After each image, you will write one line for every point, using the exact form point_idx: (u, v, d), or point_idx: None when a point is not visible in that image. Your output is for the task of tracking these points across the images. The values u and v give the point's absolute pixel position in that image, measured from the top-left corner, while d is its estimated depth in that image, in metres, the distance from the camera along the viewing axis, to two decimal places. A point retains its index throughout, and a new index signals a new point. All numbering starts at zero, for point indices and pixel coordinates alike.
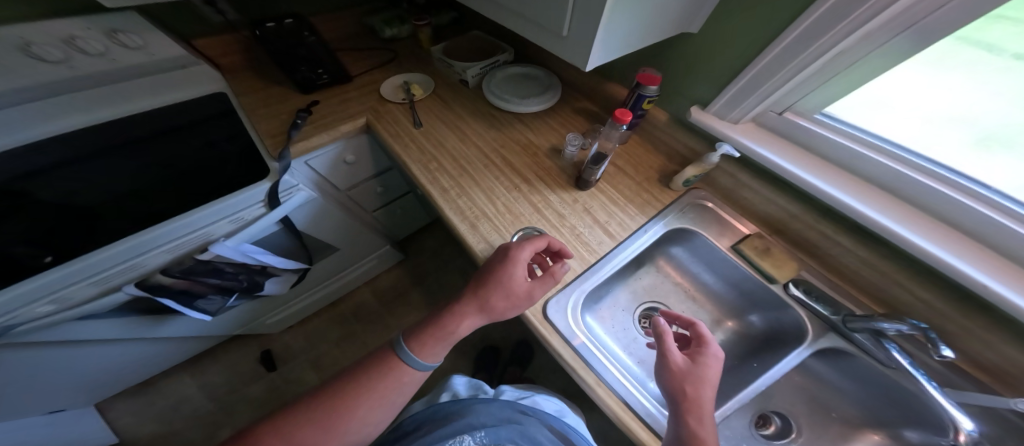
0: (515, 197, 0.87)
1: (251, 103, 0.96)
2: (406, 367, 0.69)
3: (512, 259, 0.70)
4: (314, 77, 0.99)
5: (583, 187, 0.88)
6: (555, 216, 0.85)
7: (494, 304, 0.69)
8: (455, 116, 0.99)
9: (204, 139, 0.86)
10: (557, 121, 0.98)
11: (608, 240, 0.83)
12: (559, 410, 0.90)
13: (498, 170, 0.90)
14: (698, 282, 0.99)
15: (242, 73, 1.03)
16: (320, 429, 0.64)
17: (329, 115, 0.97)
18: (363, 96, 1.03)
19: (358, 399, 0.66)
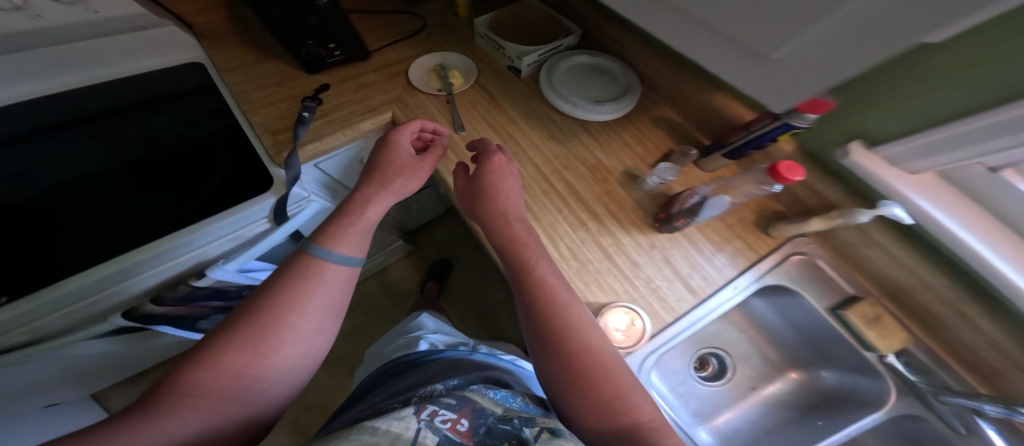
0: (582, 237, 0.72)
1: (245, 89, 0.76)
2: (315, 264, 0.56)
3: (391, 141, 0.65)
4: (323, 54, 0.77)
5: (663, 227, 0.71)
6: (627, 265, 0.71)
7: (394, 180, 0.63)
8: (502, 117, 0.79)
9: (196, 138, 0.68)
10: (632, 134, 0.76)
11: (689, 298, 0.69)
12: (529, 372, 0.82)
13: (557, 197, 0.74)
14: (768, 330, 0.82)
15: (234, 46, 0.82)
16: (234, 378, 0.49)
17: (345, 107, 0.77)
18: (386, 81, 0.81)
19: (268, 329, 0.51)
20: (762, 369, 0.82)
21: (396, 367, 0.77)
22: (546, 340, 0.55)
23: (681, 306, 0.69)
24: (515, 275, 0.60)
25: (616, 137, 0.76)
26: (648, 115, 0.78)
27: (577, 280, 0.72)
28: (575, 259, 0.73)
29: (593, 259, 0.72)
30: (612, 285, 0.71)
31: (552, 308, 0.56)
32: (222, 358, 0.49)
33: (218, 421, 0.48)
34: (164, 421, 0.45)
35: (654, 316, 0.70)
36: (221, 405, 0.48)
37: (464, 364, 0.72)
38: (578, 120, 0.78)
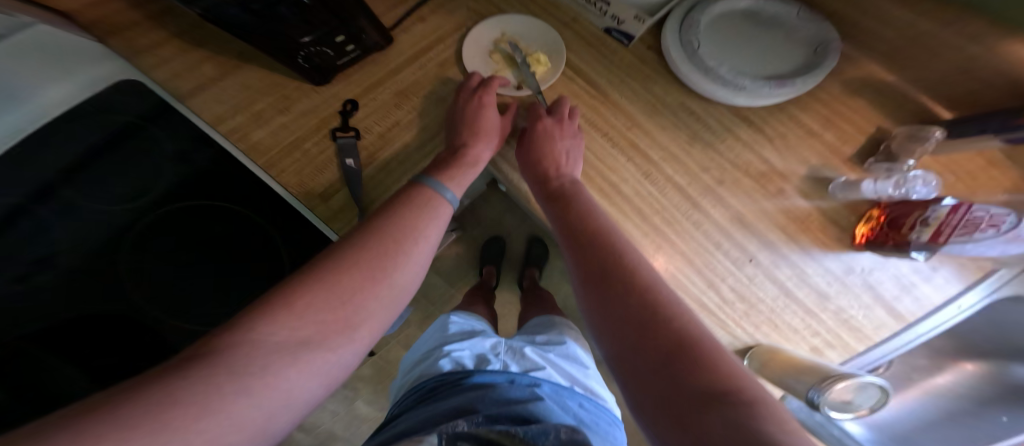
0: (751, 272, 0.53)
1: (241, 131, 0.55)
2: (434, 196, 0.46)
3: (477, 106, 0.51)
4: (331, 55, 0.51)
5: (865, 248, 0.53)
6: (813, 297, 0.53)
7: (478, 134, 0.51)
8: (616, 117, 0.54)
9: (250, 196, 0.57)
10: (819, 118, 0.55)
11: (892, 324, 0.53)
12: (575, 381, 0.62)
13: (710, 225, 0.54)
14: (974, 342, 0.59)
15: (179, 53, 0.57)
16: (345, 331, 0.35)
17: (397, 134, 0.54)
18: (431, 79, 0.56)
19: (386, 259, 0.39)
20: (931, 361, 0.63)
21: (434, 384, 0.59)
22: (617, 311, 0.38)
23: (879, 335, 0.53)
24: (576, 226, 0.46)
25: (780, 121, 0.55)
26: (845, 81, 0.56)
27: (745, 325, 0.53)
28: (742, 300, 0.53)
29: (765, 295, 0.53)
30: (792, 325, 0.53)
31: (628, 275, 0.40)
32: (337, 286, 0.35)
33: (311, 345, 0.32)
34: (283, 371, 0.30)
35: (844, 349, 0.53)
36: (332, 377, 0.34)
37: (501, 389, 0.54)
38: (729, 106, 0.55)
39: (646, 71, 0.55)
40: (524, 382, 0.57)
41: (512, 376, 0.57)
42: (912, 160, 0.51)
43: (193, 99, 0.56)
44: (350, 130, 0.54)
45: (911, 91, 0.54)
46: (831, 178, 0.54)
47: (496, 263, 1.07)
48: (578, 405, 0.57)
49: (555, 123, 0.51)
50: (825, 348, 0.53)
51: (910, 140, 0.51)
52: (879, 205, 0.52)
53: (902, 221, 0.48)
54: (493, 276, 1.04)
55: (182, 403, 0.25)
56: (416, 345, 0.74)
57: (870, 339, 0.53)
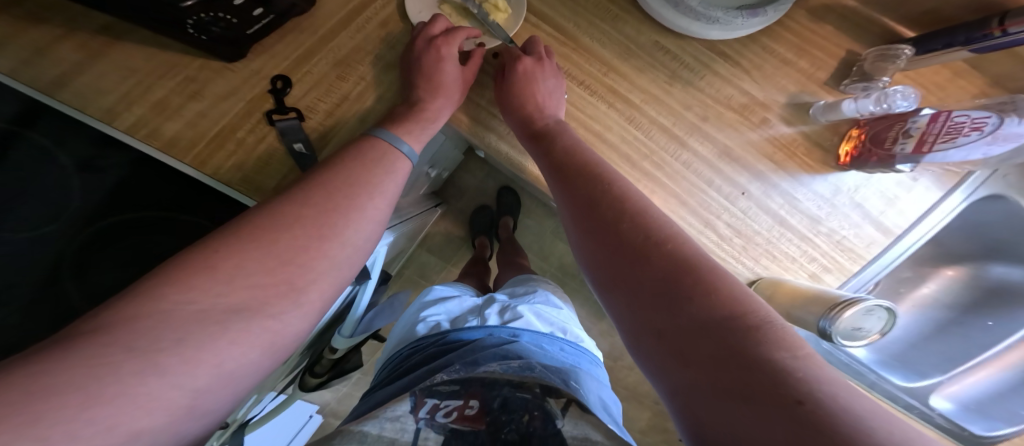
0: (744, 206, 0.52)
1: (150, 126, 0.47)
2: (387, 157, 0.43)
3: (437, 59, 0.46)
4: (235, 22, 0.42)
5: (849, 166, 0.53)
6: (806, 222, 0.53)
7: (439, 88, 0.46)
8: (590, 64, 0.51)
9: (192, 194, 0.49)
10: (791, 46, 0.54)
11: (882, 240, 0.53)
12: (556, 326, 0.59)
13: (699, 163, 0.52)
14: (952, 246, 0.63)
15: (49, 38, 0.47)
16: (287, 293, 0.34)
17: (348, 109, 0.48)
18: (376, 43, 0.50)
19: (328, 218, 0.38)
20: (917, 272, 0.65)
21: (409, 351, 0.58)
22: (600, 237, 0.35)
23: (872, 253, 0.53)
24: (552, 159, 0.43)
25: (752, 50, 0.53)
26: (810, 7, 0.55)
27: (745, 259, 0.52)
28: (739, 235, 0.52)
29: (760, 226, 0.52)
30: (789, 254, 0.52)
31: (612, 197, 0.37)
32: (277, 248, 0.35)
33: (248, 312, 0.32)
34: (209, 342, 0.29)
35: (841, 272, 0.53)
36: (274, 343, 0.34)
37: (474, 344, 0.52)
38: (702, 40, 0.53)
39: (613, 10, 0.51)
40: (502, 334, 0.54)
41: (490, 329, 0.55)
42: (886, 77, 0.51)
43: (87, 95, 0.47)
44: (290, 111, 0.47)
45: (869, 12, 0.55)
46: (810, 102, 0.54)
47: (488, 232, 0.98)
48: (560, 349, 0.55)
49: (528, 63, 0.47)
50: (822, 273, 0.53)
51: (881, 59, 0.52)
52: (858, 124, 0.52)
53: (884, 136, 0.49)
54: (487, 248, 0.95)
55: (79, 386, 0.24)
56: (403, 316, 0.69)
57: (864, 258, 0.53)
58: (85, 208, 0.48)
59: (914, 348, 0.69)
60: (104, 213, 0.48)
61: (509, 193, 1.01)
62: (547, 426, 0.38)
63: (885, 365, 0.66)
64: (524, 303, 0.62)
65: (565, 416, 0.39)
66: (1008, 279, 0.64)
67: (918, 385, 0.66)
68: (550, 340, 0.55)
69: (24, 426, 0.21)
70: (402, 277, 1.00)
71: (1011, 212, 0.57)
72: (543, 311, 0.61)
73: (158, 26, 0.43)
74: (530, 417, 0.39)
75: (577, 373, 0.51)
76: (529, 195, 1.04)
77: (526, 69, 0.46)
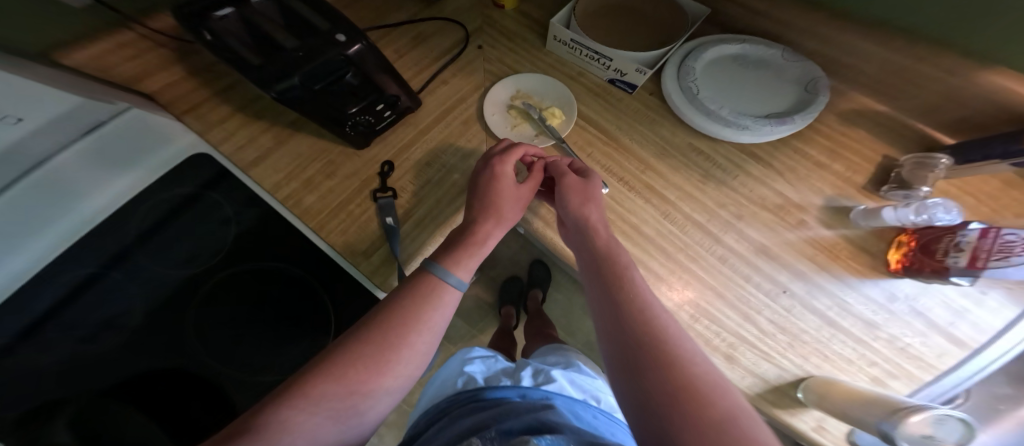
0: (787, 304, 0.52)
1: (295, 197, 0.55)
2: (434, 284, 0.41)
3: (493, 177, 0.48)
4: (371, 121, 0.50)
5: (903, 273, 0.53)
6: (859, 324, 0.52)
7: (495, 205, 0.46)
8: (629, 161, 0.55)
9: (302, 264, 0.55)
10: (825, 149, 0.57)
11: (956, 351, 0.50)
12: (590, 394, 0.59)
13: (735, 258, 0.53)
14: None
15: (235, 123, 0.59)
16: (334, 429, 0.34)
17: (430, 192, 0.54)
18: (466, 133, 0.56)
19: (382, 349, 0.37)
20: None
21: (446, 404, 0.59)
22: (625, 384, 0.32)
23: (945, 364, 0.49)
24: (597, 287, 0.40)
25: (785, 153, 0.56)
26: (841, 114, 0.59)
27: (792, 357, 0.50)
28: (783, 332, 0.51)
29: (806, 325, 0.51)
30: (844, 356, 0.50)
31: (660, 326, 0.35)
32: (331, 381, 0.34)
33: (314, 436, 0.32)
34: None
35: (910, 379, 0.49)
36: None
37: (511, 404, 0.51)
38: (734, 143, 0.57)
39: (649, 114, 0.57)
40: (536, 396, 0.53)
41: (523, 390, 0.54)
42: (927, 187, 0.52)
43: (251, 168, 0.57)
44: (388, 189, 0.54)
45: (904, 118, 0.57)
46: (850, 206, 0.55)
47: (515, 303, 1.01)
48: (594, 416, 0.54)
49: (579, 184, 0.48)
50: (887, 378, 0.49)
51: (919, 168, 0.54)
52: (907, 230, 0.53)
53: (935, 247, 0.49)
54: (513, 319, 0.97)
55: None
56: (440, 370, 0.70)
57: (936, 368, 0.49)
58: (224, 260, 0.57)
59: None
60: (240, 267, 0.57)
61: (540, 267, 1.05)
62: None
63: None
64: (560, 369, 0.63)
65: None
66: None
67: None
68: (584, 407, 0.54)
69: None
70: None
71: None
72: (577, 378, 0.61)
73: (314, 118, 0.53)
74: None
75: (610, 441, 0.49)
76: (560, 270, 1.08)
77: (576, 187, 0.48)
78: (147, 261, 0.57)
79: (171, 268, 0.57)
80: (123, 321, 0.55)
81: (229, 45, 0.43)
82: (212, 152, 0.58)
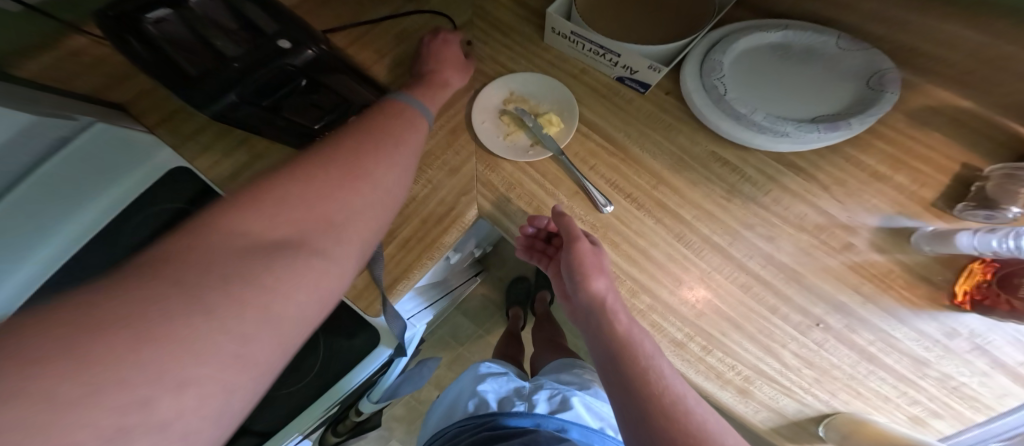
0: (820, 338, 0.45)
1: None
2: (404, 120, 0.39)
3: (442, 41, 0.51)
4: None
5: (970, 308, 0.43)
6: (908, 363, 0.44)
7: (442, 59, 0.49)
8: (640, 175, 0.48)
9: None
10: (885, 158, 0.47)
11: (1019, 393, 0.42)
12: (608, 423, 0.53)
13: (760, 287, 0.46)
14: None
15: (208, 136, 0.54)
16: (311, 257, 0.27)
17: (416, 208, 0.49)
18: (453, 142, 0.51)
19: (353, 173, 0.31)
20: None
21: (456, 430, 0.55)
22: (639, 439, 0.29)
23: (1004, 406, 0.42)
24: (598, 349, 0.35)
25: (834, 162, 0.47)
26: (909, 111, 0.48)
27: (817, 392, 0.44)
28: (810, 366, 0.45)
29: (838, 360, 0.44)
30: (879, 392, 0.44)
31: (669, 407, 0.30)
32: (296, 192, 0.29)
33: (286, 247, 0.26)
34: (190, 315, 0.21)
35: (957, 420, 0.43)
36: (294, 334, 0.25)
37: (529, 438, 0.48)
38: (768, 150, 0.48)
39: (666, 119, 0.49)
40: (552, 427, 0.50)
41: (539, 420, 0.50)
42: (1018, 207, 0.41)
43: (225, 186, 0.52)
44: None
45: (991, 116, 0.46)
46: (912, 227, 0.46)
47: (524, 304, 0.98)
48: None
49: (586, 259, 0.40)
50: (929, 418, 0.43)
51: (1008, 180, 0.42)
52: (982, 259, 0.43)
53: (1017, 281, 0.39)
54: (520, 320, 0.94)
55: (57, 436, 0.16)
56: (448, 387, 0.65)
57: (992, 410, 0.42)
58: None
59: None
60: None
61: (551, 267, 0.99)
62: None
63: None
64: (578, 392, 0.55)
65: None
66: None
67: None
68: (596, 437, 0.50)
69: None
70: (435, 335, 1.02)
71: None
72: (595, 402, 0.54)
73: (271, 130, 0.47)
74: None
75: None
76: None
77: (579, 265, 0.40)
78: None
79: None
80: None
81: (171, 57, 0.37)
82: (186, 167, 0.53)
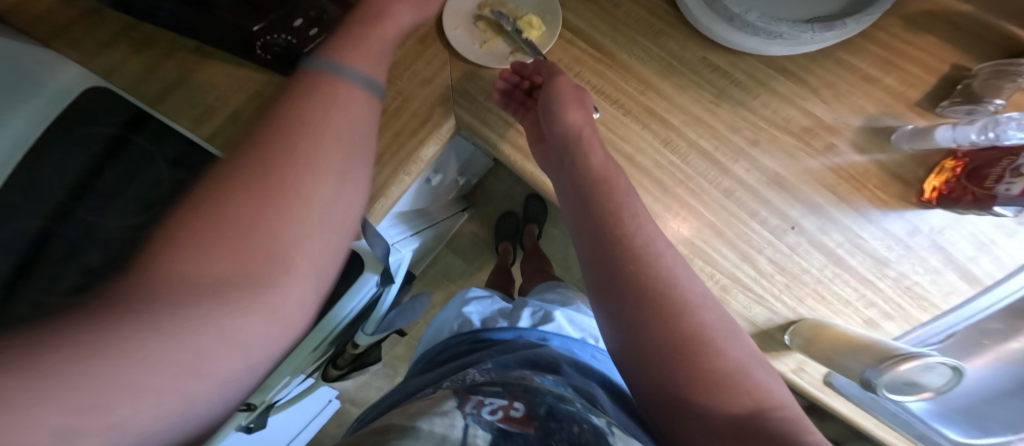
0: (794, 242, 0.46)
1: (223, 137, 0.51)
2: (325, 79, 0.29)
3: None
4: (293, 41, 0.44)
5: (936, 204, 0.45)
6: (870, 264, 0.46)
7: None
8: (629, 83, 0.47)
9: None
10: (874, 59, 0.47)
11: (965, 290, 0.45)
12: (589, 333, 0.54)
13: (742, 192, 0.47)
14: None
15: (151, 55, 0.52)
16: (291, 208, 0.25)
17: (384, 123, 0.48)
18: (421, 52, 0.49)
19: (286, 146, 0.26)
20: None
21: (442, 348, 0.57)
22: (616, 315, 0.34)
23: (948, 304, 0.45)
24: (580, 224, 0.37)
25: (823, 65, 0.47)
26: (906, 16, 0.47)
27: (786, 299, 0.46)
28: (783, 272, 0.46)
29: (810, 265, 0.46)
30: (842, 296, 0.46)
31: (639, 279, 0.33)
32: (202, 229, 0.23)
33: (230, 288, 0.22)
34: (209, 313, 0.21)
35: (906, 320, 0.46)
36: (293, 308, 0.25)
37: (509, 344, 0.50)
38: (759, 55, 0.47)
39: (656, 24, 0.48)
40: (532, 337, 0.51)
41: (520, 331, 0.52)
42: (1001, 100, 0.42)
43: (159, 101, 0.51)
44: None
45: (983, 16, 0.46)
46: (895, 126, 0.46)
47: (512, 239, 0.98)
48: (591, 356, 0.50)
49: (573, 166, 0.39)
50: (882, 320, 0.46)
51: (996, 77, 0.43)
52: (954, 155, 0.44)
53: (986, 172, 0.40)
54: (509, 255, 0.96)
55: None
56: (436, 316, 0.66)
57: (938, 308, 0.45)
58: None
59: None
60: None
61: (536, 200, 0.98)
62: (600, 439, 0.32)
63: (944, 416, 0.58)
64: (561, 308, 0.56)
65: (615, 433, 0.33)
66: None
67: None
68: (578, 342, 0.51)
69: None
70: (426, 275, 1.03)
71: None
72: (578, 318, 0.55)
73: (223, 37, 0.47)
74: (580, 429, 0.33)
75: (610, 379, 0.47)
76: None
77: (558, 95, 0.42)
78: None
79: None
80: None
81: None
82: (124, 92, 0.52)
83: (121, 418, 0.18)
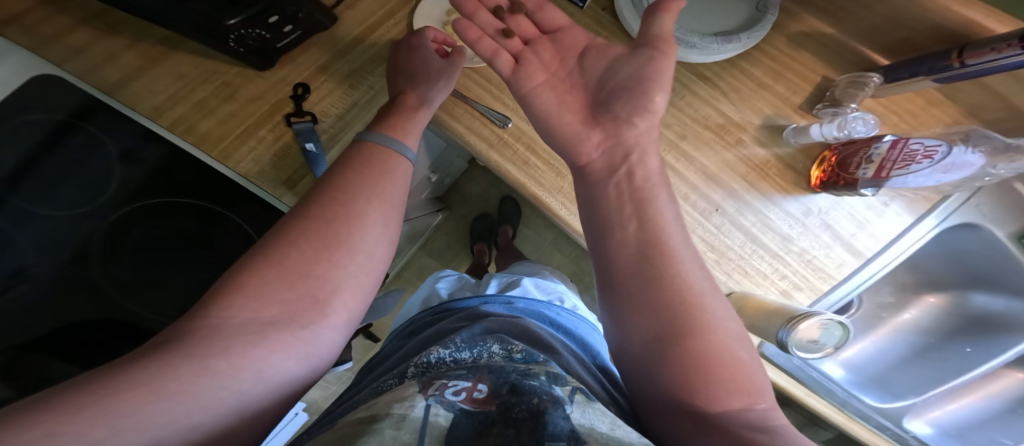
0: (718, 222, 0.56)
1: (185, 123, 0.54)
2: (350, 213, 0.40)
3: None
4: (267, 36, 0.49)
5: (821, 189, 0.56)
6: (777, 239, 0.56)
7: None
8: None
9: (207, 188, 0.54)
10: (768, 70, 0.58)
11: (852, 261, 0.57)
12: (556, 296, 0.60)
13: (676, 177, 0.56)
14: (913, 265, 0.65)
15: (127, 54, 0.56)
16: (314, 303, 0.36)
17: (356, 115, 0.55)
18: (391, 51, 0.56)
19: (345, 216, 0.40)
20: (898, 298, 0.69)
21: (412, 321, 0.57)
22: (615, 282, 0.39)
23: (843, 273, 0.56)
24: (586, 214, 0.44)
25: (736, 76, 0.58)
26: (789, 35, 0.59)
27: (718, 273, 0.55)
28: (712, 249, 0.56)
29: (732, 243, 0.56)
30: (762, 271, 0.56)
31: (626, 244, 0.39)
32: (282, 273, 0.36)
33: (278, 325, 0.34)
34: (250, 349, 0.32)
35: (812, 290, 0.56)
36: (306, 348, 0.35)
37: (472, 311, 0.51)
38: (683, 63, 0.58)
39: (602, 33, 0.57)
40: (498, 302, 0.54)
41: (486, 298, 0.54)
42: (855, 104, 0.55)
43: (117, 91, 0.55)
44: (306, 114, 0.53)
45: (851, 40, 0.58)
46: (784, 125, 0.58)
47: (485, 239, 1.04)
48: (557, 313, 0.54)
49: (606, 163, 0.45)
50: (794, 291, 0.56)
51: (851, 87, 0.56)
52: (830, 147, 0.56)
53: (850, 161, 0.52)
54: (485, 254, 1.01)
55: (144, 384, 0.27)
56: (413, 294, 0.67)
57: (834, 278, 0.56)
58: (119, 197, 0.55)
59: (891, 369, 0.70)
60: (144, 205, 0.55)
61: (508, 203, 1.07)
62: (554, 411, 0.32)
63: (858, 384, 0.66)
64: (527, 276, 0.64)
65: (573, 403, 0.33)
66: (990, 308, 0.65)
67: (891, 406, 0.65)
68: (542, 302, 0.56)
69: (101, 414, 0.25)
70: (401, 278, 1.06)
71: (985, 243, 0.59)
72: (541, 284, 0.62)
73: (197, 36, 0.50)
74: (539, 400, 0.33)
75: (571, 338, 0.50)
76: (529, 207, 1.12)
77: (626, 82, 0.44)
78: (30, 205, 0.55)
79: (69, 207, 0.55)
80: (31, 271, 0.54)
81: None
82: (72, 80, 0.55)
83: (228, 370, 0.30)
